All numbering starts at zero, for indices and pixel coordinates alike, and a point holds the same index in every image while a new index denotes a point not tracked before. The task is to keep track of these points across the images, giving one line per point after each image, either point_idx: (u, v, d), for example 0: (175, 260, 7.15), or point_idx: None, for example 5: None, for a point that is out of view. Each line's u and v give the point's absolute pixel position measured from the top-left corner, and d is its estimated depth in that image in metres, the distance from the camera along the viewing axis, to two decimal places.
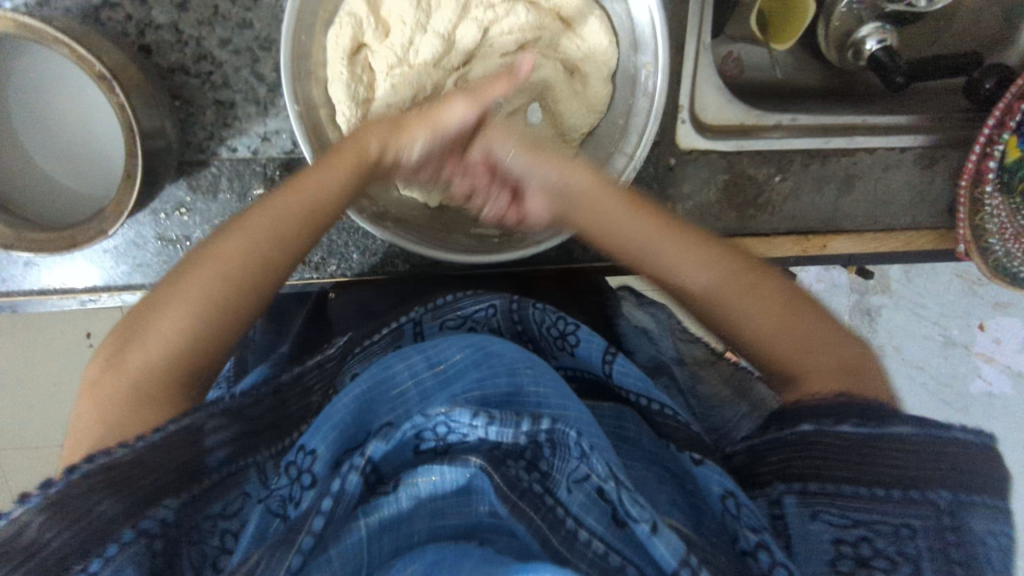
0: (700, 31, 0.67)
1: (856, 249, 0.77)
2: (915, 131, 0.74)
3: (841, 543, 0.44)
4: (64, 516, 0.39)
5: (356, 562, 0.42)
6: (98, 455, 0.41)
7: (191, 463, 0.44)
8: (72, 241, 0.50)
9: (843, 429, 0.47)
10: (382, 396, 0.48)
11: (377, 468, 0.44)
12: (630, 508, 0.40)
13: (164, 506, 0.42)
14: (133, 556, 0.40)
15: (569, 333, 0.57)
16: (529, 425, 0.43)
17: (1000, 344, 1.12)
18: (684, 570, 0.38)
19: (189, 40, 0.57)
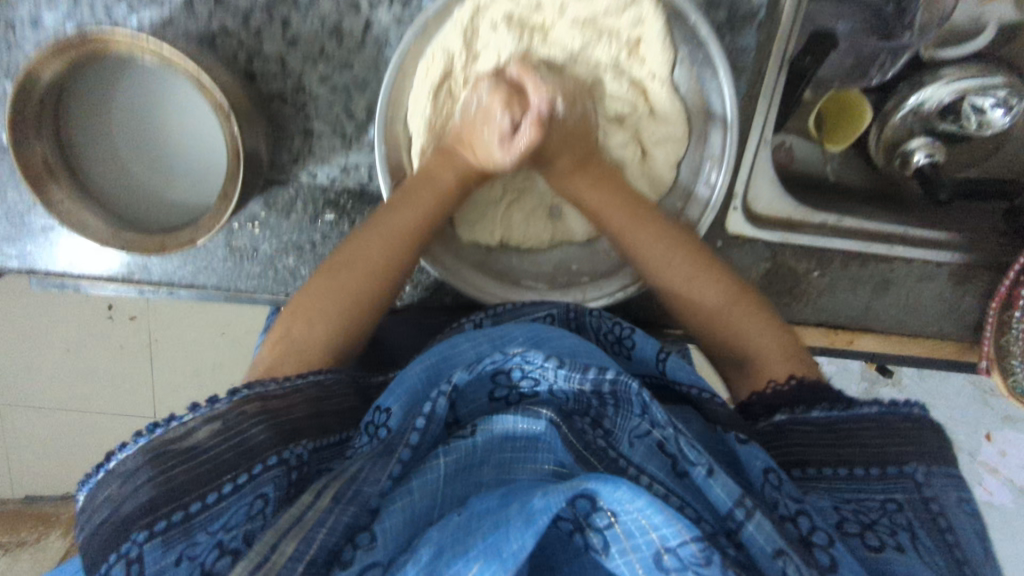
0: (763, 129, 0.70)
1: (881, 348, 0.80)
2: (951, 247, 0.77)
3: (840, 509, 0.47)
4: (195, 437, 0.48)
5: (427, 500, 0.45)
6: (214, 401, 0.50)
7: (286, 419, 0.50)
8: (163, 244, 0.54)
9: (818, 413, 0.53)
10: (455, 357, 0.54)
11: (457, 411, 0.52)
12: (688, 452, 0.46)
13: (268, 458, 0.46)
14: (276, 476, 0.46)
15: (625, 337, 0.61)
16: (595, 374, 0.49)
17: (1005, 457, 1.13)
18: (738, 510, 0.42)
19: (292, 72, 0.61)
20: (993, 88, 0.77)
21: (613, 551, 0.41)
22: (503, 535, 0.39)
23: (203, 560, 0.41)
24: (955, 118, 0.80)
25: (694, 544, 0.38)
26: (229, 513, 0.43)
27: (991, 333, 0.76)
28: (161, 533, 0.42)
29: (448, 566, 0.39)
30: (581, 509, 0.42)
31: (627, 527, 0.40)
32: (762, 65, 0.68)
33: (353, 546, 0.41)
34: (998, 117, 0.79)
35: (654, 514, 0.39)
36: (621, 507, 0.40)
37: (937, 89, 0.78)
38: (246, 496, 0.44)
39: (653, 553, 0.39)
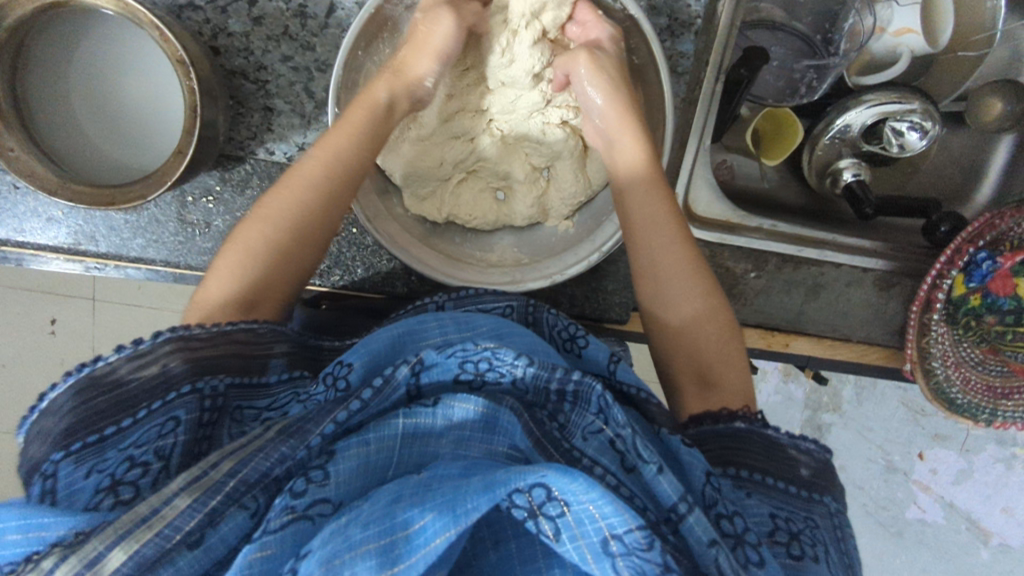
0: (702, 134, 0.75)
1: (814, 351, 0.83)
2: (875, 254, 0.82)
3: (776, 517, 0.51)
4: (124, 374, 0.49)
5: (381, 454, 0.49)
6: (141, 342, 0.50)
7: (209, 359, 0.52)
8: (111, 199, 0.54)
9: (738, 426, 0.56)
10: (416, 331, 0.59)
11: (420, 384, 0.53)
12: (641, 450, 0.48)
13: (181, 386, 0.50)
14: (189, 402, 0.49)
15: (577, 336, 0.64)
16: (561, 373, 0.52)
17: (936, 475, 1.17)
18: (681, 505, 0.46)
19: (255, 50, 0.63)
20: (908, 113, 0.84)
21: (562, 538, 0.44)
22: (461, 495, 0.43)
23: (113, 471, 0.45)
24: (878, 140, 0.88)
25: (639, 532, 0.42)
26: (141, 432, 0.47)
27: (913, 334, 0.80)
28: (76, 452, 0.46)
29: (403, 511, 0.43)
30: (538, 497, 0.45)
31: (578, 516, 0.44)
32: (699, 73, 0.74)
33: (305, 479, 0.46)
34: (916, 139, 0.87)
35: (605, 504, 0.42)
36: (575, 497, 0.43)
37: (860, 113, 0.85)
38: (158, 418, 0.48)
39: (601, 539, 0.43)
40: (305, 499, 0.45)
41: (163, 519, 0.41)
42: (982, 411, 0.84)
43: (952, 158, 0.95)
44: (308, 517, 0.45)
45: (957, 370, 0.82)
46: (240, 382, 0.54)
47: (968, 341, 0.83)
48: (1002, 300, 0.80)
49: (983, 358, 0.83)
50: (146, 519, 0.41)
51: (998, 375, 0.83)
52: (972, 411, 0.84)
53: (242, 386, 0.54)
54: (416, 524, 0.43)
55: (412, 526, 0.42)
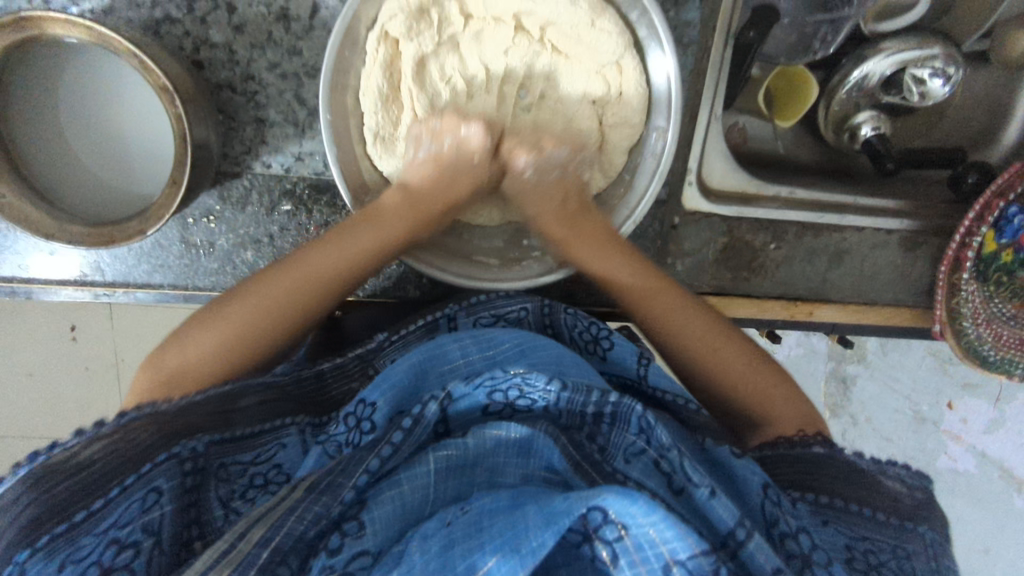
0: (713, 103, 0.72)
1: (838, 318, 0.81)
2: (899, 214, 0.79)
3: (852, 548, 0.53)
4: (86, 457, 0.48)
5: (421, 495, 0.49)
6: (103, 423, 0.50)
7: (180, 426, 0.52)
8: (112, 238, 0.53)
9: (815, 449, 0.58)
10: (438, 355, 0.59)
11: (446, 418, 0.55)
12: (691, 473, 0.48)
13: (156, 457, 0.49)
14: (168, 470, 0.49)
15: (602, 338, 0.66)
16: (598, 396, 0.54)
17: (967, 424, 1.16)
18: (739, 531, 0.45)
19: (240, 60, 0.61)
20: (930, 59, 0.80)
21: (620, 564, 0.42)
22: (524, 533, 0.41)
23: (98, 558, 0.43)
24: (897, 91, 0.83)
25: (703, 557, 0.40)
26: (120, 512, 0.46)
27: (942, 295, 0.78)
28: (44, 546, 0.44)
29: (464, 558, 0.42)
30: (594, 522, 0.42)
31: (637, 541, 0.41)
32: (707, 42, 0.70)
33: (341, 533, 0.46)
34: (938, 86, 0.81)
35: (665, 528, 0.40)
36: (633, 521, 0.41)
37: (878, 63, 0.81)
38: (137, 493, 0.47)
39: (663, 565, 0.40)
40: (342, 556, 0.45)
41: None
42: (1018, 367, 0.81)
43: (976, 102, 0.90)
44: (348, 573, 0.44)
45: (987, 327, 0.80)
46: (220, 439, 0.53)
47: (1000, 298, 0.80)
48: None
49: (1016, 313, 0.80)
50: None
51: None
52: (1007, 367, 0.81)
53: (224, 442, 0.54)
54: (483, 568, 0.41)
55: (478, 571, 0.41)
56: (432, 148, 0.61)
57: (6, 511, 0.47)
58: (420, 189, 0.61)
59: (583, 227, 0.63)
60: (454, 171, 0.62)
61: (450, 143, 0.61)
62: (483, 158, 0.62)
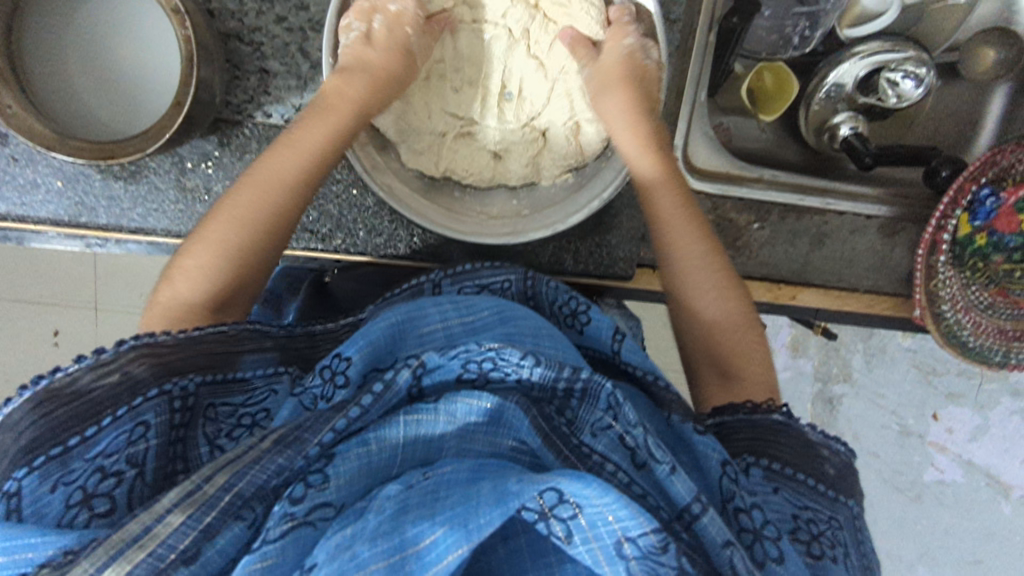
0: (698, 84, 0.75)
1: (821, 304, 0.83)
2: (878, 200, 0.82)
3: (798, 518, 0.57)
4: (86, 383, 0.51)
5: (382, 459, 0.50)
6: (103, 351, 0.52)
7: (177, 363, 0.55)
8: (112, 153, 0.54)
9: (774, 417, 0.61)
10: (416, 319, 0.61)
11: (422, 383, 0.54)
12: (655, 450, 0.51)
13: (147, 391, 0.52)
14: (158, 404, 0.52)
15: (580, 311, 0.68)
16: (569, 373, 0.54)
17: (952, 434, 1.16)
18: (695, 505, 0.50)
19: (249, 12, 0.64)
20: (904, 61, 0.85)
21: (573, 538, 0.46)
22: (473, 510, 0.43)
23: (82, 484, 0.47)
24: (874, 93, 0.88)
25: (653, 535, 0.45)
26: (109, 440, 0.49)
27: (921, 277, 0.79)
28: (38, 467, 0.47)
29: (413, 526, 0.44)
30: (549, 501, 0.46)
31: (591, 519, 0.45)
32: (692, 24, 0.74)
33: (304, 484, 0.47)
34: (911, 88, 0.86)
35: (621, 509, 0.44)
36: (589, 502, 0.45)
37: (853, 65, 0.86)
38: (127, 424, 0.50)
39: (614, 542, 0.45)
40: (304, 506, 0.46)
41: (155, 537, 0.43)
42: (996, 355, 0.82)
43: (948, 109, 0.95)
44: (309, 522, 0.46)
45: (967, 314, 0.81)
46: (209, 380, 0.56)
47: (977, 284, 0.82)
48: (1008, 238, 0.80)
49: (993, 301, 0.82)
50: (138, 539, 0.43)
51: (1009, 319, 0.82)
52: (985, 355, 0.82)
53: (213, 384, 0.56)
54: (425, 539, 0.44)
55: (423, 542, 0.44)
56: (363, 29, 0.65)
57: (7, 431, 0.49)
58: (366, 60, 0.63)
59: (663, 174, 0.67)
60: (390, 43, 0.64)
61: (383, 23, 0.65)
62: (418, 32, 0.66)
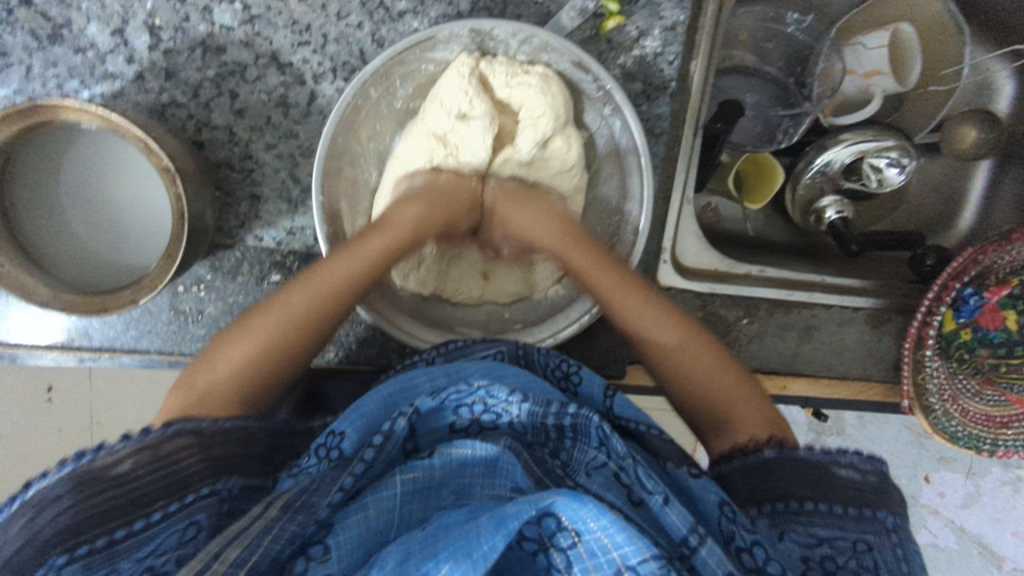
0: (684, 189, 0.76)
1: (813, 394, 0.84)
2: (864, 292, 0.83)
3: (809, 559, 0.51)
4: (130, 467, 0.50)
5: (381, 518, 0.50)
6: (148, 432, 0.52)
7: (220, 458, 0.54)
8: (105, 305, 0.55)
9: (767, 455, 0.57)
10: (407, 387, 0.60)
11: (416, 439, 0.56)
12: (646, 482, 0.50)
13: (196, 489, 0.51)
14: (206, 506, 0.51)
15: (571, 374, 0.64)
16: (557, 409, 0.54)
17: (944, 497, 1.17)
18: (693, 537, 0.47)
19: (239, 141, 0.65)
20: (886, 150, 0.86)
21: (574, 569, 0.46)
22: (474, 539, 0.43)
23: None
24: (858, 178, 0.89)
25: (654, 562, 0.43)
26: (159, 540, 0.47)
27: (909, 370, 0.80)
28: (82, 558, 0.45)
29: (418, 567, 0.43)
30: (549, 529, 0.46)
31: (590, 547, 0.45)
32: (677, 131, 0.75)
33: (306, 558, 0.46)
34: (894, 174, 0.88)
35: (618, 532, 0.43)
36: (586, 527, 0.44)
37: (838, 152, 0.86)
38: (178, 523, 0.48)
39: (615, 571, 0.44)
40: None
41: None
42: (985, 443, 0.83)
43: (934, 187, 0.96)
44: None
45: (954, 403, 0.82)
46: (246, 483, 0.54)
47: (963, 373, 0.83)
48: (992, 334, 0.81)
49: (980, 389, 0.83)
50: None
51: (997, 406, 0.83)
52: (974, 443, 0.83)
53: (249, 487, 0.54)
54: None
55: None
56: (426, 173, 0.65)
57: (39, 508, 0.48)
58: (427, 189, 0.65)
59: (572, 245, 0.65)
60: (453, 189, 0.66)
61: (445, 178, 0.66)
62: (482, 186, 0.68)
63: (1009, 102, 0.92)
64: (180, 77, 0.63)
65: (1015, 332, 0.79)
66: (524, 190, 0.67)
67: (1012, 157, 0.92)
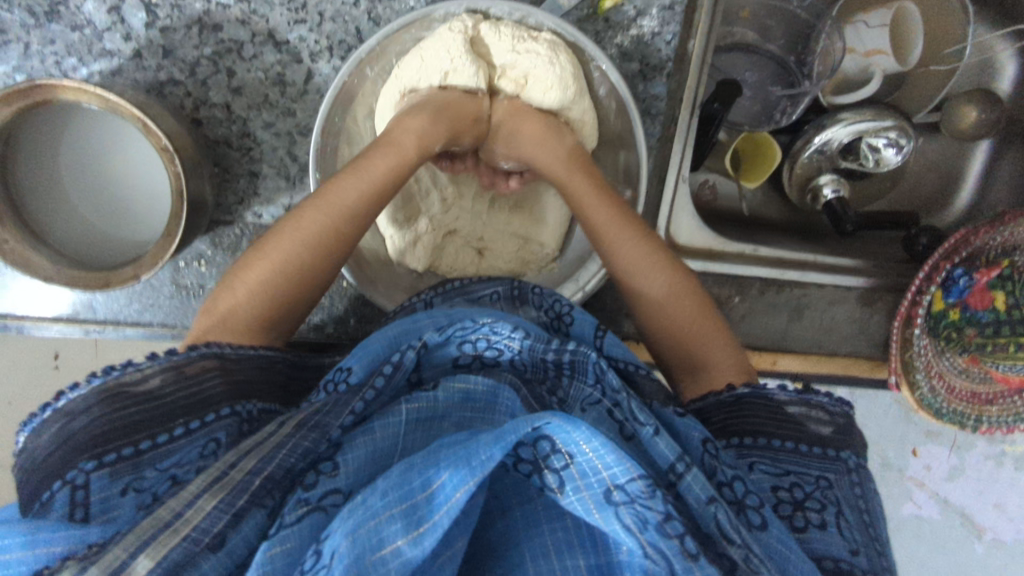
0: (680, 168, 0.77)
1: (803, 369, 0.85)
2: (855, 271, 0.84)
3: (779, 490, 0.53)
4: (153, 383, 0.50)
5: (385, 442, 0.50)
6: (169, 353, 0.51)
7: (240, 380, 0.54)
8: (108, 282, 0.57)
9: (738, 392, 0.57)
10: (410, 328, 0.57)
11: (420, 371, 0.57)
12: (638, 415, 0.51)
13: (219, 409, 0.50)
14: (229, 424, 0.50)
15: (564, 314, 0.63)
16: (557, 345, 0.56)
17: (930, 471, 1.20)
18: (679, 464, 0.48)
19: (237, 119, 0.65)
20: (884, 130, 0.86)
21: (567, 488, 0.45)
22: (473, 448, 0.42)
23: (156, 491, 0.45)
24: (855, 157, 0.89)
25: (642, 480, 0.43)
26: (181, 452, 0.47)
27: (897, 350, 0.82)
28: (109, 465, 0.45)
29: (421, 474, 0.43)
30: (544, 450, 0.45)
31: (582, 468, 0.44)
32: (674, 110, 0.75)
33: (316, 472, 0.47)
34: (891, 155, 0.88)
35: (608, 453, 0.42)
36: (578, 448, 0.43)
37: (836, 132, 0.86)
38: (197, 440, 0.48)
39: (604, 490, 0.43)
40: (317, 491, 0.45)
41: (189, 522, 0.42)
42: (968, 420, 0.85)
43: (932, 166, 0.96)
44: (321, 508, 0.45)
45: (941, 380, 0.85)
46: (265, 407, 0.54)
47: (950, 352, 0.85)
48: (981, 314, 0.81)
49: (966, 367, 0.85)
50: (170, 524, 0.41)
51: (981, 383, 0.85)
52: (959, 420, 0.85)
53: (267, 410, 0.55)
54: (434, 482, 0.42)
55: (432, 486, 0.42)
56: (439, 82, 0.64)
57: (70, 415, 0.48)
58: (444, 99, 0.64)
59: (575, 177, 0.66)
60: (467, 100, 0.66)
61: (448, 86, 0.65)
62: (488, 94, 0.67)
63: (1012, 81, 0.92)
64: (178, 54, 0.63)
65: (1004, 313, 0.80)
66: (532, 110, 0.68)
67: (1013, 137, 0.92)
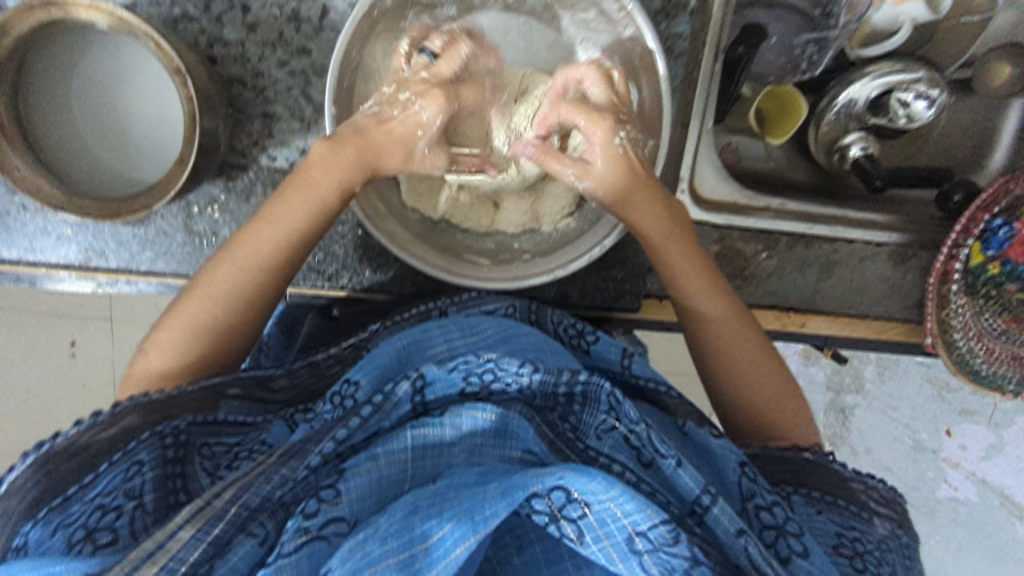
0: (703, 116, 0.75)
1: (832, 331, 0.82)
2: (887, 228, 0.81)
3: (842, 535, 0.54)
4: (86, 443, 0.49)
5: (393, 470, 0.48)
6: (101, 412, 0.50)
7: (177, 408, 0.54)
8: (118, 210, 0.56)
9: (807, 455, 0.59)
10: (421, 343, 0.57)
11: (424, 396, 0.51)
12: (658, 445, 0.50)
13: (142, 433, 0.50)
14: (151, 447, 0.49)
15: (586, 332, 0.64)
16: (568, 376, 0.52)
17: (966, 451, 1.16)
18: (705, 497, 0.47)
19: (251, 58, 0.64)
20: (915, 82, 0.83)
21: (585, 540, 0.44)
22: (478, 504, 0.42)
23: (85, 522, 0.45)
24: (886, 114, 0.86)
25: (663, 526, 0.42)
26: (107, 480, 0.47)
27: (932, 307, 0.78)
28: (44, 518, 0.45)
29: (422, 523, 0.42)
30: (557, 500, 0.44)
31: (600, 516, 0.43)
32: (697, 52, 0.73)
33: (316, 500, 0.44)
34: (922, 108, 0.85)
35: (626, 502, 0.42)
36: (596, 497, 0.43)
37: (864, 86, 0.83)
38: (122, 466, 0.47)
39: (625, 537, 0.43)
40: (319, 520, 0.43)
41: (166, 552, 0.40)
42: (1009, 382, 0.81)
43: (963, 126, 0.93)
44: (322, 537, 0.43)
45: (980, 341, 0.80)
46: (201, 420, 0.53)
47: (989, 311, 0.81)
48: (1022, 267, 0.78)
49: (1006, 328, 0.81)
50: (151, 555, 0.40)
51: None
52: (997, 383, 0.81)
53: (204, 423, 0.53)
54: (435, 535, 0.42)
55: (431, 538, 0.41)
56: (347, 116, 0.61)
57: (14, 494, 0.47)
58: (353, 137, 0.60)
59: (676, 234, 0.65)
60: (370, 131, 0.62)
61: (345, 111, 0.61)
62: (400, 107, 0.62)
63: None
64: None
65: None
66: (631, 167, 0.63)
67: None
